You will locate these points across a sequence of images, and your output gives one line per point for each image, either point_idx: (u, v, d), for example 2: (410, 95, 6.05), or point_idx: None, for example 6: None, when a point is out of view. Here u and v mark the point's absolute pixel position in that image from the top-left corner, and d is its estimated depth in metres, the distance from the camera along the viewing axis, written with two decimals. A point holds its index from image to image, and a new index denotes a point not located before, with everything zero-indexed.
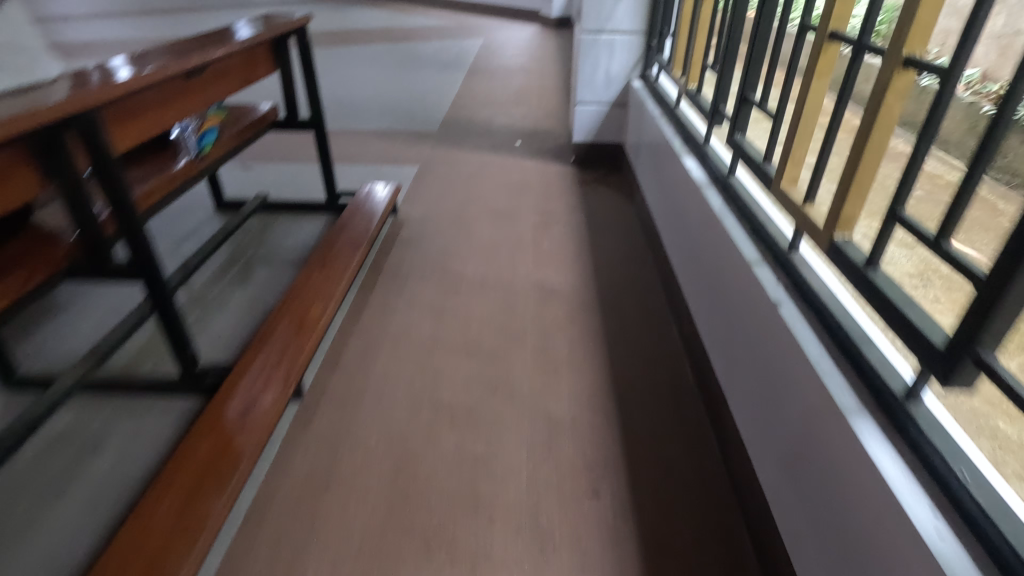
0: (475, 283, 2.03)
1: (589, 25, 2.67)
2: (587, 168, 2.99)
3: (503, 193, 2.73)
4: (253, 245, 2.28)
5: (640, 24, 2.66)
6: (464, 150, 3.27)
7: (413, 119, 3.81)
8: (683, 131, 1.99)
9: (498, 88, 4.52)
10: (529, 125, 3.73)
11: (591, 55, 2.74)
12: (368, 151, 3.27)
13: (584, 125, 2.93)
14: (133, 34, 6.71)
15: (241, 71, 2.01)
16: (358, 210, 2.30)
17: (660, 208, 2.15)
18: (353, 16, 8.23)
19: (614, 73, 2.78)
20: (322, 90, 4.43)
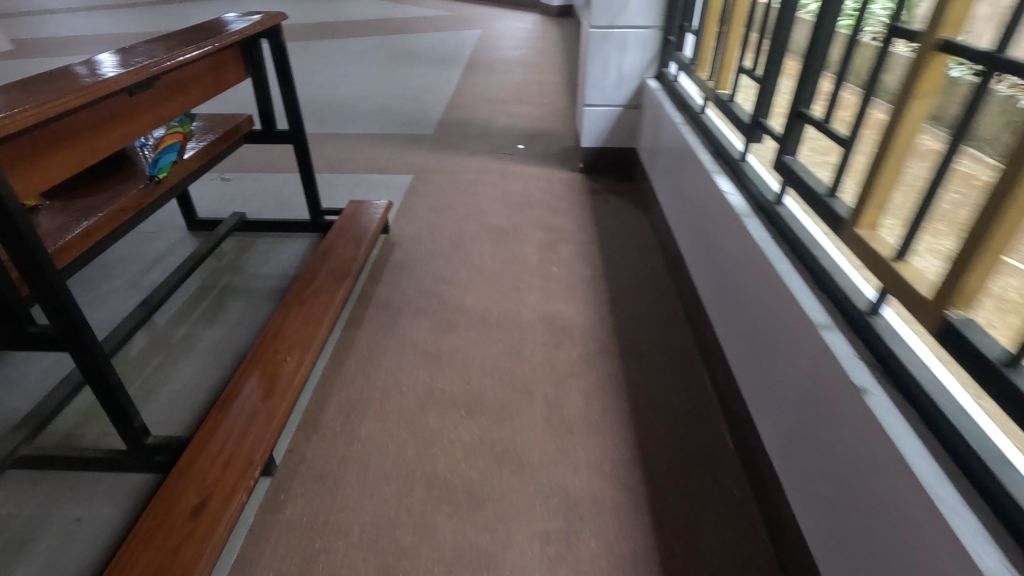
0: (476, 318, 1.79)
1: (600, 19, 2.40)
2: (597, 176, 2.74)
3: (505, 207, 2.49)
4: (227, 273, 2.04)
5: (656, 18, 2.39)
6: (463, 156, 3.02)
7: (407, 121, 3.55)
8: (713, 143, 1.74)
9: (498, 85, 4.25)
10: (532, 126, 3.47)
11: (602, 53, 2.47)
12: (358, 158, 3.02)
13: (594, 128, 2.67)
14: (118, 34, 6.50)
15: (206, 79, 1.76)
16: (343, 230, 2.05)
17: (683, 228, 1.91)
18: (347, 8, 7.94)
19: (627, 72, 2.52)
20: (311, 91, 4.18)
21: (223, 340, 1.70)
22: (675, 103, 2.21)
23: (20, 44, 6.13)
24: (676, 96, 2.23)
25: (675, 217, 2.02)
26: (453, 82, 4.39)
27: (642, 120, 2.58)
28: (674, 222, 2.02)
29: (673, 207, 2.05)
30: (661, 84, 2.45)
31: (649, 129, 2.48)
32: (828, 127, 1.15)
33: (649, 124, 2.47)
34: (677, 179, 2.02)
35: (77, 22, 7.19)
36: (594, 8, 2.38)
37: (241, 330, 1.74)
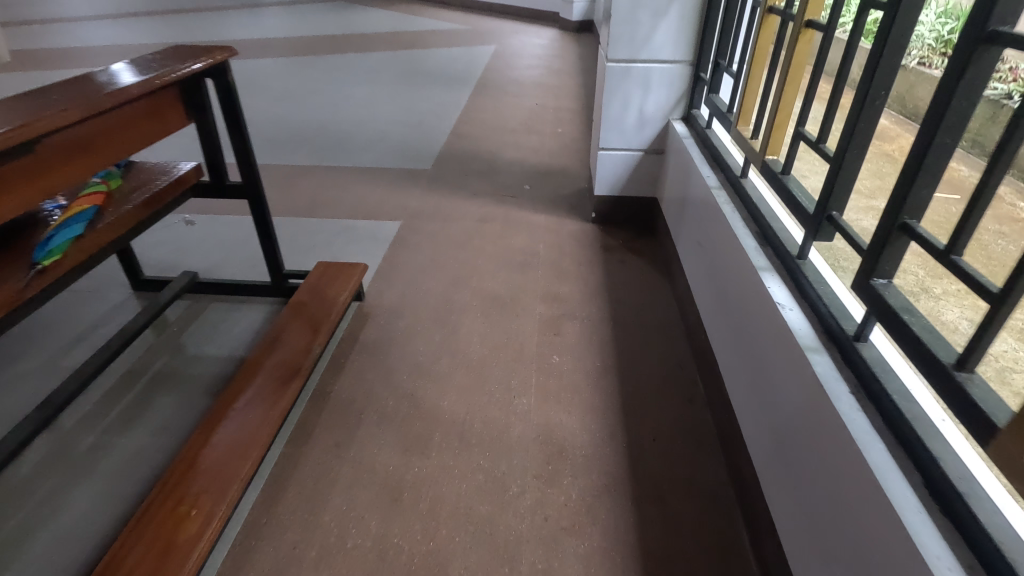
0: (453, 432, 1.44)
1: (619, 52, 2.04)
2: (612, 228, 2.38)
3: (502, 268, 2.13)
4: (166, 351, 1.71)
5: (686, 51, 2.03)
6: (461, 198, 2.67)
7: (404, 153, 3.21)
8: (760, 221, 1.36)
9: (507, 111, 3.91)
10: (541, 162, 3.11)
11: (620, 91, 2.11)
12: (342, 199, 2.68)
13: (610, 175, 2.31)
14: (120, 47, 6.31)
15: (137, 130, 1.43)
16: (306, 305, 1.71)
17: (714, 320, 1.53)
18: (358, 20, 7.69)
19: (651, 112, 2.15)
20: (306, 114, 3.87)
21: (138, 454, 1.38)
22: (706, 155, 1.84)
23: (20, 56, 5.94)
24: (708, 146, 1.85)
25: (704, 299, 1.64)
26: (459, 105, 4.06)
27: (665, 168, 2.21)
28: (704, 306, 1.65)
29: (701, 287, 1.67)
30: (690, 128, 2.08)
31: (673, 181, 2.10)
32: (953, 256, 0.78)
33: (673, 175, 2.10)
34: (706, 254, 1.65)
35: (85, 32, 7.03)
36: (612, 39, 2.02)
37: (163, 441, 1.41)
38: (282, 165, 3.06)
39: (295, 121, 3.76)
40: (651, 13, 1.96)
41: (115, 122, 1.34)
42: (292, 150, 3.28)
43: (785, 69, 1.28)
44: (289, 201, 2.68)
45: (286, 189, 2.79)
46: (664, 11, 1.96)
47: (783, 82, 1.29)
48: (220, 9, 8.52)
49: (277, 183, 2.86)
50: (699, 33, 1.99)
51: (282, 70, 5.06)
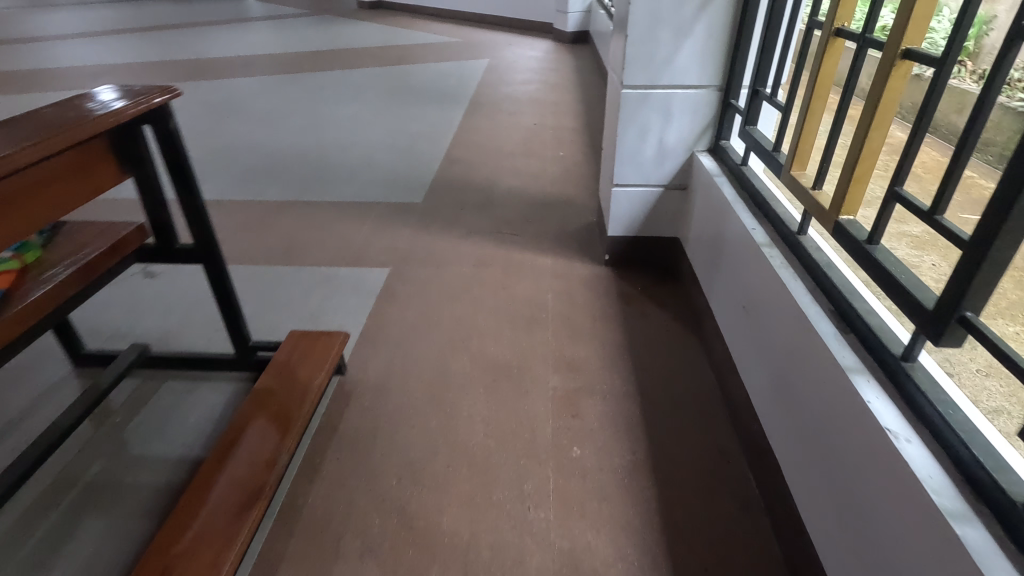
0: (454, 566, 1.15)
1: (636, 76, 1.77)
2: (628, 272, 2.10)
3: (506, 325, 1.85)
4: (105, 450, 1.42)
5: (712, 74, 1.76)
6: (457, 237, 2.39)
7: (393, 183, 2.93)
8: (837, 298, 1.08)
9: (505, 132, 3.63)
10: (544, 190, 2.84)
11: (637, 120, 1.85)
12: (324, 240, 2.39)
13: (626, 212, 2.03)
14: (98, 67, 6.04)
15: (58, 194, 1.12)
16: (274, 394, 1.42)
17: (771, 409, 1.26)
18: (346, 33, 7.43)
19: (672, 143, 1.88)
20: (288, 139, 3.60)
21: None
22: (745, 199, 1.56)
23: None
24: (746, 188, 1.57)
25: (753, 377, 1.37)
26: (453, 125, 3.79)
27: (690, 206, 1.93)
28: (752, 384, 1.37)
29: (748, 361, 1.40)
30: (719, 161, 1.80)
31: (701, 222, 1.83)
32: None
33: (701, 215, 1.83)
34: (752, 322, 1.38)
35: (64, 52, 6.75)
36: (627, 62, 1.75)
37: None
38: (258, 201, 2.78)
39: (276, 147, 3.48)
40: (671, 31, 1.70)
41: (27, 182, 1.05)
42: (270, 182, 2.99)
43: (868, 111, 0.99)
44: (264, 244, 2.39)
45: (261, 229, 2.51)
46: (688, 29, 1.69)
47: (865, 125, 1.00)
48: (204, 25, 8.26)
49: (252, 222, 2.57)
50: (727, 53, 1.72)
51: (264, 89, 4.79)
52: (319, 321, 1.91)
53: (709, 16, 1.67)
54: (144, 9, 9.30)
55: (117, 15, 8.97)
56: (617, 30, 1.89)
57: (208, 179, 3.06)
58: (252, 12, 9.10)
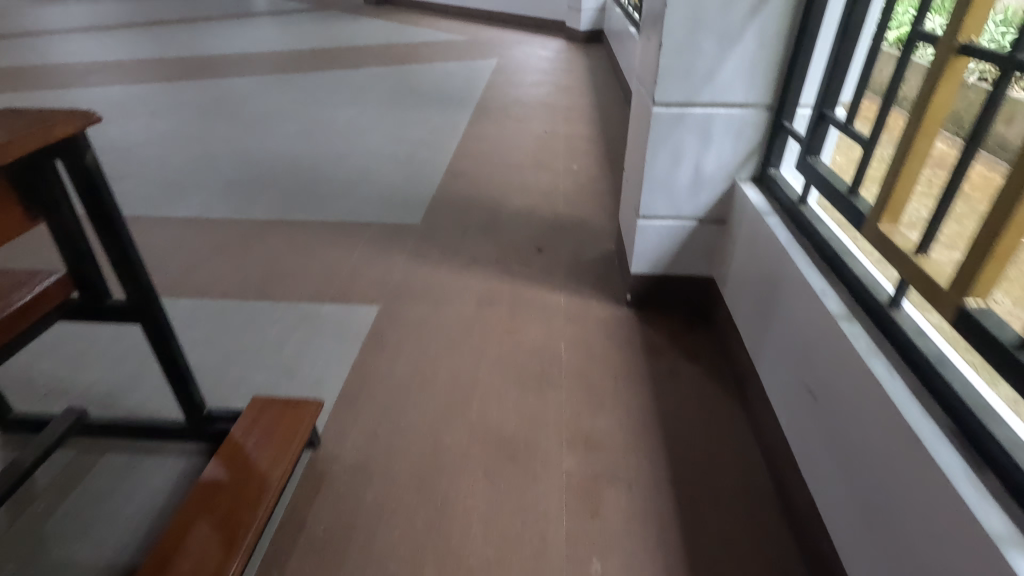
0: None
1: (671, 92, 1.48)
2: (652, 316, 1.82)
3: (512, 384, 1.57)
4: (18, 554, 1.16)
5: (762, 89, 1.47)
6: (458, 268, 2.11)
7: (389, 200, 2.66)
8: (966, 414, 0.80)
9: (513, 141, 3.35)
10: (556, 211, 2.55)
11: (669, 143, 1.56)
12: (307, 269, 2.12)
13: (654, 247, 1.75)
14: (89, 64, 5.79)
15: None
16: (224, 489, 1.16)
17: (852, 536, 0.98)
18: (349, 30, 7.16)
19: (711, 169, 1.60)
20: (278, 147, 3.33)
21: None
22: (805, 245, 1.27)
23: None
24: (807, 232, 1.29)
25: (822, 482, 1.09)
26: (457, 132, 3.51)
27: (729, 245, 1.65)
28: (820, 491, 1.09)
29: (815, 460, 1.11)
30: (767, 193, 1.52)
31: (743, 266, 1.55)
32: None
33: (744, 258, 1.54)
34: (821, 413, 1.10)
35: (62, 47, 6.52)
36: (661, 74, 1.46)
37: None
38: (239, 218, 2.50)
39: (265, 156, 3.21)
40: (715, 38, 1.41)
41: None
42: (254, 196, 2.72)
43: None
44: (240, 271, 2.12)
45: (239, 253, 2.23)
46: (735, 35, 1.40)
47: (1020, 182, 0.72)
48: (204, 20, 8.01)
49: (229, 244, 2.30)
50: (782, 65, 1.43)
51: (259, 89, 4.51)
52: (295, 374, 1.63)
53: (762, 21, 1.38)
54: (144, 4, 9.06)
55: (117, 9, 8.74)
56: (647, 34, 1.60)
57: (188, 192, 2.78)
58: (256, 7, 8.84)
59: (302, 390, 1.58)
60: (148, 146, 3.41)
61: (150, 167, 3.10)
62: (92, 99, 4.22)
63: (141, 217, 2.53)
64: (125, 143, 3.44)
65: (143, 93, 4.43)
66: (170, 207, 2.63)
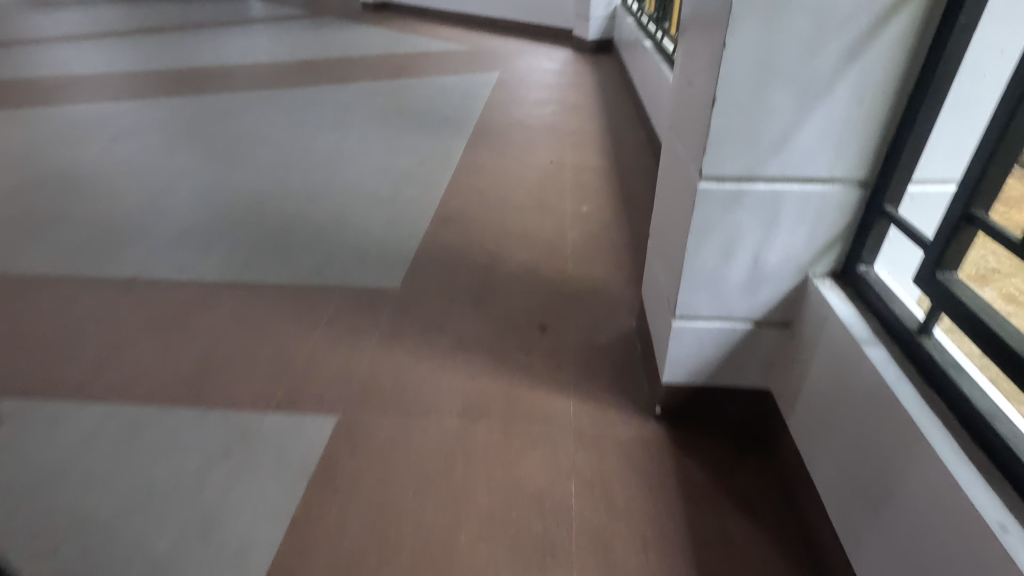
0: None
1: (727, 165, 1.06)
2: (689, 438, 1.41)
3: (504, 559, 1.16)
4: None
5: (856, 160, 1.04)
6: (441, 357, 1.70)
7: (365, 254, 2.24)
8: None
9: (513, 174, 2.94)
10: (563, 270, 2.12)
11: (720, 229, 1.14)
12: (254, 357, 1.71)
13: (694, 353, 1.33)
14: (60, 79, 5.39)
15: None
16: None
17: None
18: (343, 38, 6.77)
19: (775, 261, 1.17)
20: (247, 182, 2.93)
21: None
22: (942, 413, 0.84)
23: None
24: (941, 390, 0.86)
25: None
26: (451, 162, 3.10)
27: (796, 362, 1.22)
28: None
29: None
30: (857, 301, 1.10)
31: (821, 400, 1.13)
32: None
33: (822, 390, 1.12)
34: None
35: (44, 59, 6.17)
36: (714, 140, 1.04)
37: None
38: (184, 280, 2.10)
39: (229, 194, 2.80)
40: (793, 92, 0.98)
41: None
42: (206, 249, 2.31)
43: None
44: (170, 359, 1.70)
45: (174, 331, 1.82)
46: (823, 87, 0.97)
47: None
48: (191, 27, 7.62)
49: (164, 316, 1.89)
50: (887, 129, 1.00)
51: (237, 108, 4.11)
52: (212, 535, 1.22)
53: (863, 69, 0.95)
54: (133, 10, 8.68)
55: (102, 15, 8.36)
56: (690, 78, 1.17)
57: (132, 241, 2.38)
58: (248, 13, 8.46)
59: (219, 564, 1.17)
60: (101, 178, 3.00)
61: (97, 206, 2.70)
62: (53, 120, 3.83)
63: (68, 277, 2.13)
64: (75, 175, 3.04)
65: (110, 112, 4.04)
66: (106, 262, 2.22)
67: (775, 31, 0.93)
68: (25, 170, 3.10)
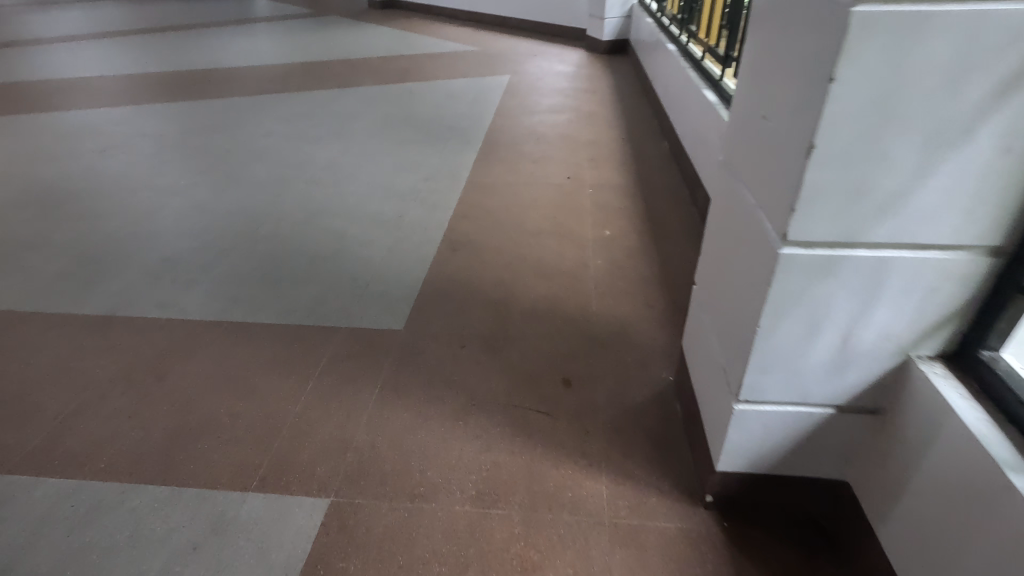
0: None
1: (820, 227, 0.83)
2: (748, 534, 1.17)
3: None
4: None
5: (993, 224, 0.80)
6: (451, 420, 1.47)
7: (366, 287, 2.02)
8: None
9: (527, 192, 2.72)
10: (586, 308, 1.90)
11: (804, 302, 0.91)
12: (235, 419, 1.49)
13: (758, 439, 1.10)
14: (53, 83, 5.20)
15: None
16: None
17: None
18: (348, 39, 6.55)
19: (870, 341, 0.94)
20: (241, 201, 2.72)
21: None
22: None
23: None
24: None
25: None
26: (460, 178, 2.88)
27: (892, 461, 0.98)
28: None
29: None
30: (983, 399, 0.86)
31: (931, 520, 0.89)
32: None
33: (933, 509, 0.89)
34: None
35: (39, 61, 5.98)
36: (806, 197, 0.81)
37: None
38: (163, 319, 1.88)
39: (221, 215, 2.59)
40: (916, 140, 0.75)
41: None
42: (190, 280, 2.09)
43: None
44: (141, 421, 1.49)
45: (148, 385, 1.60)
46: (959, 134, 0.74)
47: None
48: (191, 28, 7.42)
49: (139, 365, 1.67)
50: None
51: (235, 117, 3.89)
52: None
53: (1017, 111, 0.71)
54: (133, 10, 8.51)
55: (101, 15, 8.18)
56: (763, 111, 0.94)
57: (111, 271, 2.16)
58: (251, 12, 8.26)
59: None
60: (84, 197, 2.79)
61: (78, 229, 2.49)
62: (40, 130, 3.63)
63: (37, 315, 1.91)
64: (58, 192, 2.84)
65: (101, 121, 3.82)
66: (80, 297, 2.00)
67: (903, 61, 0.70)
68: (5, 187, 2.89)
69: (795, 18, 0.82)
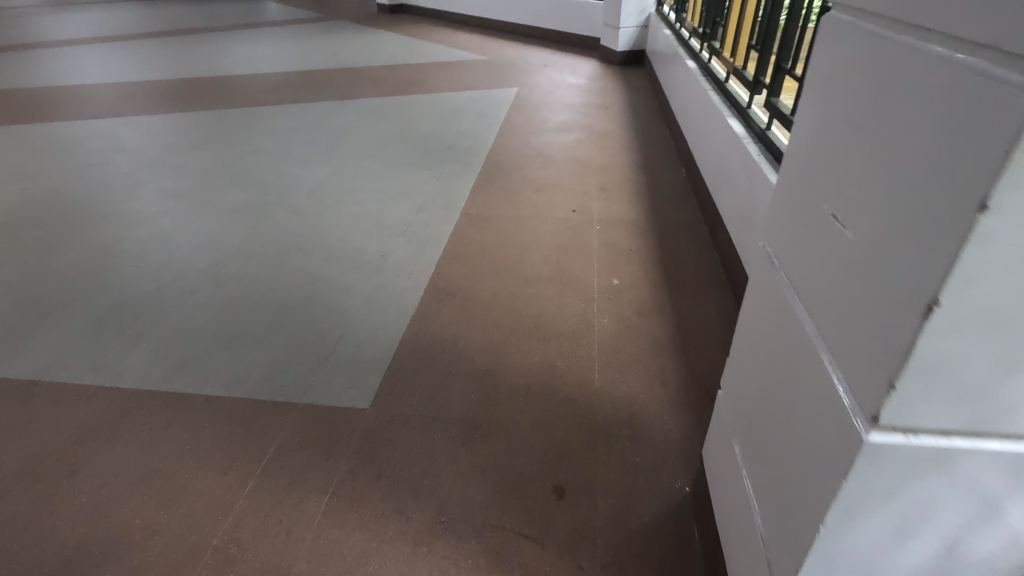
0: None
1: (935, 410, 0.53)
2: None
3: None
4: None
5: None
6: (414, 545, 1.19)
7: (333, 349, 1.75)
8: None
9: (527, 227, 2.43)
10: (587, 382, 1.61)
11: (896, 498, 0.61)
12: (153, 535, 1.22)
13: None
14: (45, 90, 5.00)
15: None
16: None
17: None
18: (354, 46, 6.32)
19: (989, 550, 0.64)
20: (213, 233, 2.46)
21: None
22: None
23: None
24: None
25: None
26: (454, 208, 2.60)
27: None
28: None
29: None
30: None
31: None
32: None
33: None
34: None
35: (37, 66, 5.81)
36: (918, 372, 0.51)
37: None
38: (95, 387, 1.62)
39: (187, 250, 2.34)
40: None
41: None
42: (136, 335, 1.83)
43: None
44: (39, 534, 1.23)
45: (58, 481, 1.34)
46: None
47: None
48: (196, 32, 7.23)
49: (52, 453, 1.41)
50: None
51: (223, 132, 3.65)
52: None
53: None
54: (140, 13, 8.35)
55: (108, 18, 8.03)
56: (838, 212, 0.65)
57: (51, 319, 1.91)
58: (259, 16, 8.07)
59: None
60: (44, 225, 2.55)
61: (28, 265, 2.24)
62: (16, 146, 3.41)
63: None
64: (17, 219, 2.60)
65: (82, 135, 3.60)
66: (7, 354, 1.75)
67: None
68: None
69: (911, 90, 0.52)
